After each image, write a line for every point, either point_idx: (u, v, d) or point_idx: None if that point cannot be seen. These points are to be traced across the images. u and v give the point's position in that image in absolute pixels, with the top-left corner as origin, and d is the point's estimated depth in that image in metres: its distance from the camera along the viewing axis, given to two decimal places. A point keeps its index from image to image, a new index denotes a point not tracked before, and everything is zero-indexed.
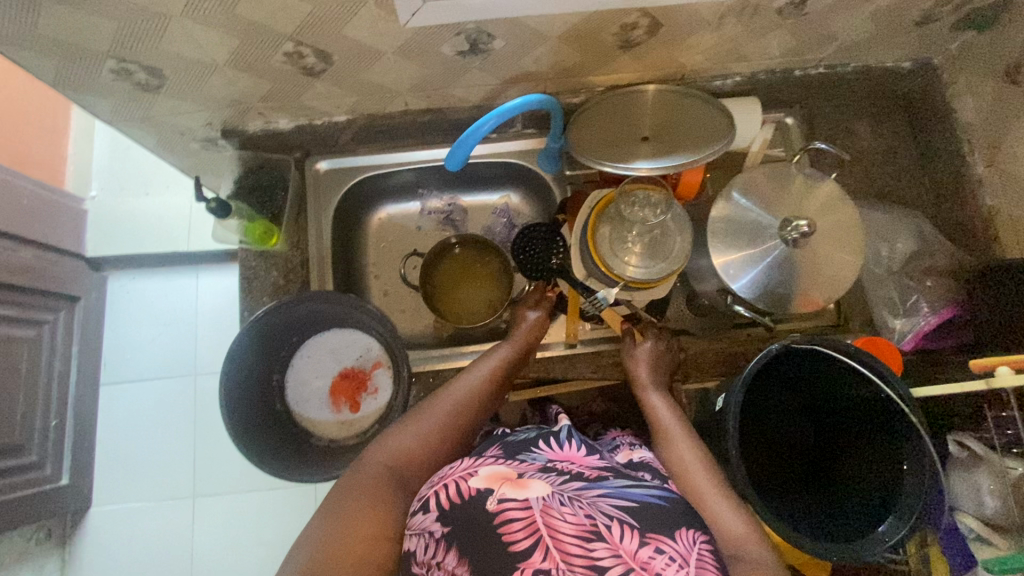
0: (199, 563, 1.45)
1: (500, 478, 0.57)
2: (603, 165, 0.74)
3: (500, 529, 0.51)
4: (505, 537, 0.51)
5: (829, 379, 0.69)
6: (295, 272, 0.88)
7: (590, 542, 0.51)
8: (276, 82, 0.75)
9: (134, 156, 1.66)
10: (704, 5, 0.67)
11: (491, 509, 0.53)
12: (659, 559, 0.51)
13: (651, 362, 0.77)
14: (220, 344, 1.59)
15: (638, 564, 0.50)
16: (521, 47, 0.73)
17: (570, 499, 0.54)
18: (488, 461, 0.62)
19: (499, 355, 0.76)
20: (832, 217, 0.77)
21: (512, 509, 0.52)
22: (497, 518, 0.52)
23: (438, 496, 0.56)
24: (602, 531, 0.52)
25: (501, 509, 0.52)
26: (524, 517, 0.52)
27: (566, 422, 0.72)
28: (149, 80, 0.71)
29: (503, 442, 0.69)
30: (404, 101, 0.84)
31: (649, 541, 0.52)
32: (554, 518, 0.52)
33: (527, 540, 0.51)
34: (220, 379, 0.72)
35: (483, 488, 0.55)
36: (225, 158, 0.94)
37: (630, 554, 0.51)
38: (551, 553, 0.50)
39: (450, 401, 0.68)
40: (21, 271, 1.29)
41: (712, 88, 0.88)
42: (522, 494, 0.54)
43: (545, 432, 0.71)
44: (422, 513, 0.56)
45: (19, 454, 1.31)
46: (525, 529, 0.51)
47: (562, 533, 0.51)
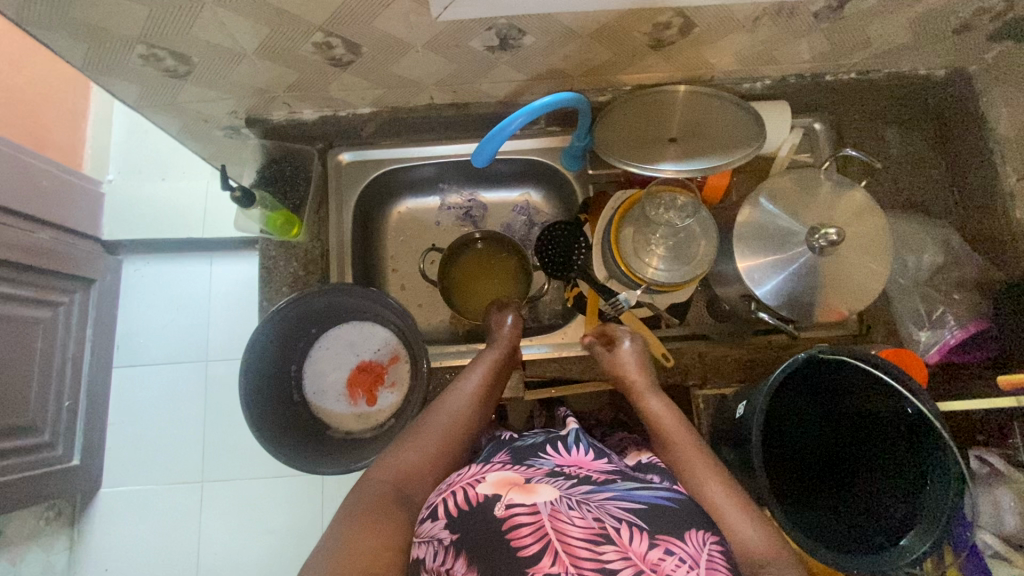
0: (206, 548, 1.47)
1: (507, 483, 0.57)
2: (630, 166, 0.73)
3: (508, 535, 0.50)
4: (513, 542, 0.50)
5: (856, 390, 0.68)
6: (316, 263, 0.89)
7: (599, 545, 0.49)
8: (303, 72, 0.75)
9: (152, 141, 1.66)
10: (739, 6, 0.66)
11: (498, 514, 0.52)
12: (670, 560, 0.49)
13: (638, 365, 0.76)
14: (232, 333, 1.60)
15: (648, 566, 0.49)
16: (551, 44, 0.72)
17: (578, 503, 0.54)
18: (495, 467, 0.62)
19: (488, 363, 0.76)
20: (861, 226, 0.76)
21: (520, 513, 0.51)
22: (506, 523, 0.51)
23: (446, 504, 0.56)
24: (611, 534, 0.51)
25: (510, 514, 0.52)
26: (532, 521, 0.51)
27: (573, 426, 0.74)
28: (177, 67, 0.71)
29: (511, 448, 0.70)
30: (429, 95, 0.84)
31: (659, 543, 0.51)
32: (562, 522, 0.51)
33: (536, 544, 0.49)
34: (240, 369, 0.72)
35: (491, 494, 0.55)
36: (247, 147, 0.94)
37: (639, 556, 0.49)
38: (560, 557, 0.49)
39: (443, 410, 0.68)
40: (39, 252, 1.30)
41: (741, 90, 0.87)
42: (530, 499, 0.54)
43: (552, 436, 0.72)
44: (430, 520, 0.56)
45: (32, 434, 1.32)
46: (533, 533, 0.50)
47: (571, 537, 0.50)
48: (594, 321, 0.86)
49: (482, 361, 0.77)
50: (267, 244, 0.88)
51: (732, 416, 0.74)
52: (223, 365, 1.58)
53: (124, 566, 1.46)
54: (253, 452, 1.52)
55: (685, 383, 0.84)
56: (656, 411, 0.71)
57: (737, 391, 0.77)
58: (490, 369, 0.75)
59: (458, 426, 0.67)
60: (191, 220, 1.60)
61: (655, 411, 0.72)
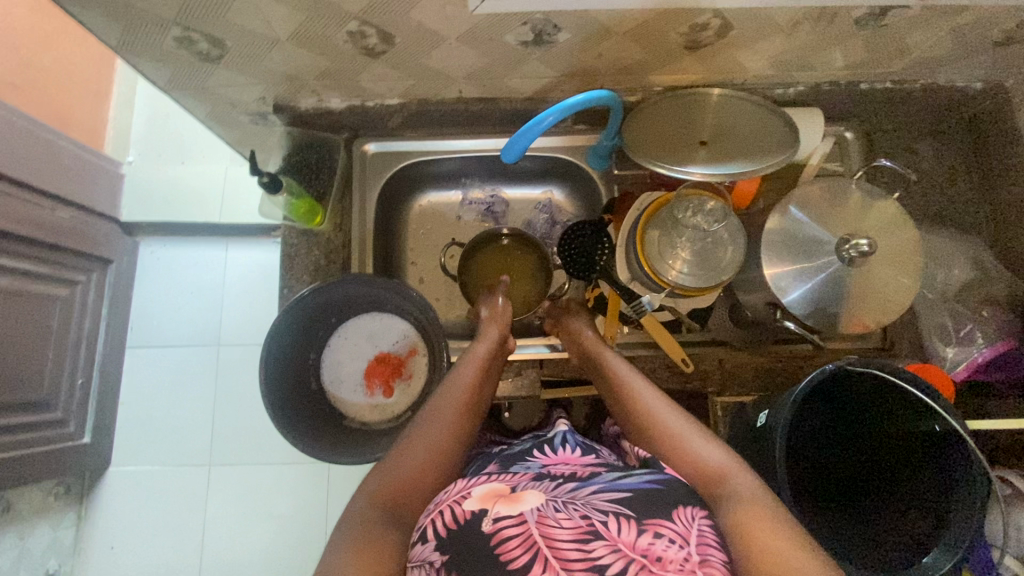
0: (211, 531, 1.48)
1: (493, 495, 0.54)
2: (659, 167, 0.72)
3: (498, 550, 0.48)
4: (503, 557, 0.47)
5: (882, 405, 0.67)
6: (337, 252, 0.89)
7: (588, 542, 0.46)
8: (334, 60, 0.74)
9: (173, 124, 1.67)
10: (780, 8, 0.65)
11: (487, 530, 0.49)
12: (660, 543, 0.47)
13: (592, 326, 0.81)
14: (245, 319, 1.61)
15: (639, 553, 0.46)
16: (586, 41, 0.71)
17: (565, 504, 0.52)
18: (482, 481, 0.60)
19: (470, 356, 0.76)
20: (892, 237, 0.75)
21: (507, 525, 0.48)
22: (494, 539, 0.48)
23: (434, 525, 0.52)
24: (599, 528, 0.48)
25: (497, 528, 0.49)
26: (520, 531, 0.48)
27: (561, 428, 0.77)
28: (210, 50, 0.70)
29: (500, 459, 0.71)
30: (458, 88, 0.83)
31: (648, 527, 0.48)
32: (549, 527, 0.48)
33: (525, 555, 0.47)
34: (261, 355, 0.73)
35: (478, 510, 0.52)
36: (273, 134, 0.94)
37: (629, 544, 0.46)
38: (550, 563, 0.46)
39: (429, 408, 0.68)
40: (58, 230, 1.31)
41: (773, 96, 0.86)
42: (517, 509, 0.51)
43: (539, 441, 0.75)
44: (420, 544, 0.52)
45: (45, 409, 1.33)
46: (521, 544, 0.47)
47: (560, 541, 0.47)
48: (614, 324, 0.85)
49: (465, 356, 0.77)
50: (290, 231, 0.89)
51: (754, 425, 0.73)
52: (235, 350, 1.59)
53: (130, 544, 1.48)
54: (261, 438, 1.53)
55: (704, 390, 0.84)
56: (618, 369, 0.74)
57: (757, 401, 0.77)
58: (474, 362, 0.75)
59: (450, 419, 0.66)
60: (208, 205, 1.61)
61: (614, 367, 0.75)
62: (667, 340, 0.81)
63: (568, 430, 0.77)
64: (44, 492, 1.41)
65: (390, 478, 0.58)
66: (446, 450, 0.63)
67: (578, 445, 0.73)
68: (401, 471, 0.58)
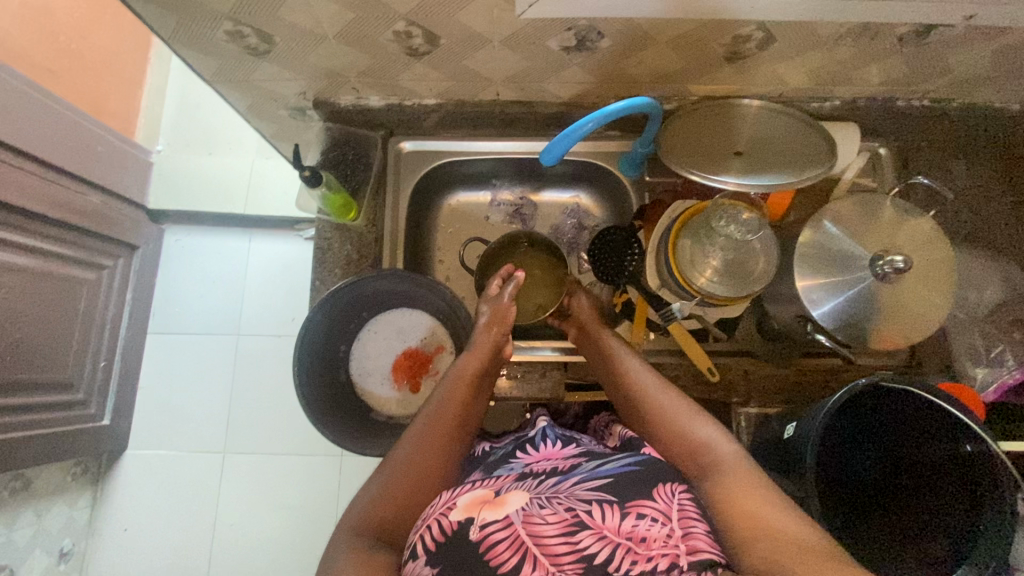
0: (222, 518, 1.49)
1: (477, 502, 0.56)
2: (695, 174, 0.72)
3: (487, 555, 0.50)
4: (493, 562, 0.50)
5: (915, 424, 0.67)
6: (369, 247, 0.90)
7: (574, 535, 0.51)
8: (377, 59, 0.76)
9: (203, 116, 1.70)
10: (824, 22, 0.65)
11: (474, 537, 0.51)
12: (642, 523, 0.52)
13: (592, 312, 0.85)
14: (266, 310, 1.62)
15: (624, 537, 0.51)
16: (627, 48, 0.72)
17: (549, 499, 0.55)
18: (464, 490, 0.61)
19: (453, 371, 0.76)
20: (926, 254, 0.75)
21: (495, 530, 0.51)
22: (483, 545, 0.51)
23: (423, 541, 0.54)
24: (584, 518, 0.52)
25: (485, 534, 0.51)
26: (506, 534, 0.51)
27: (541, 425, 0.80)
28: (258, 45, 0.72)
29: (484, 464, 0.73)
30: (495, 91, 0.84)
31: (631, 510, 0.53)
32: (535, 524, 0.52)
33: (514, 557, 0.50)
34: (294, 347, 0.74)
35: (464, 519, 0.54)
36: (310, 129, 0.96)
37: (614, 530, 0.51)
38: (540, 561, 0.50)
39: (413, 428, 0.68)
40: (87, 214, 1.33)
41: (809, 109, 0.86)
42: (502, 513, 0.54)
43: (522, 441, 0.78)
44: (411, 561, 0.53)
45: (68, 390, 1.36)
46: (509, 546, 0.50)
47: (548, 536, 0.51)
48: (641, 330, 0.86)
49: (450, 371, 0.76)
50: (324, 225, 0.90)
51: (780, 436, 0.74)
52: (254, 340, 1.61)
53: (143, 526, 1.50)
54: (276, 429, 1.54)
55: (730, 401, 0.85)
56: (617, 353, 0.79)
57: (782, 412, 0.78)
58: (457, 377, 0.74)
59: (434, 436, 0.66)
60: (234, 196, 1.63)
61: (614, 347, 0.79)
62: (695, 350, 0.82)
63: (547, 425, 0.80)
64: (62, 472, 1.43)
65: (375, 506, 0.59)
66: (432, 469, 0.63)
67: (558, 438, 0.77)
68: (385, 497, 0.60)
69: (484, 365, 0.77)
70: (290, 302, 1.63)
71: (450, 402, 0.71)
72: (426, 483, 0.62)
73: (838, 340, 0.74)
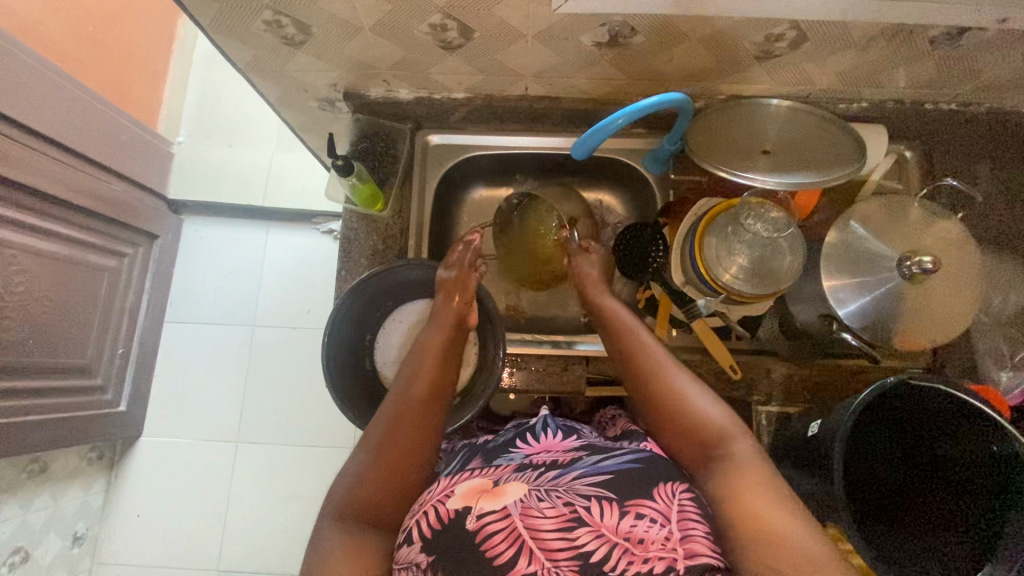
0: (233, 506, 1.50)
1: (476, 492, 0.59)
2: (722, 169, 0.73)
3: (482, 545, 0.53)
4: (488, 552, 0.52)
5: (946, 426, 0.66)
6: (395, 238, 0.92)
7: (572, 530, 0.52)
8: (410, 51, 0.76)
9: (223, 107, 1.71)
10: (858, 22, 0.66)
11: (470, 527, 0.54)
12: (640, 524, 0.53)
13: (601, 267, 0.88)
14: (281, 300, 1.63)
15: (621, 537, 0.52)
16: (658, 45, 0.73)
17: (548, 492, 0.57)
18: (463, 479, 0.65)
19: (420, 347, 0.78)
20: (954, 256, 0.75)
21: (492, 521, 0.54)
22: (479, 535, 0.53)
23: (419, 528, 0.57)
24: (582, 514, 0.54)
25: (481, 525, 0.54)
26: (504, 526, 0.53)
27: (542, 414, 0.82)
28: (295, 35, 0.73)
29: (484, 451, 0.76)
30: (524, 86, 0.85)
31: (630, 509, 0.54)
32: (533, 518, 0.53)
33: (510, 549, 0.52)
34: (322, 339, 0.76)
35: (462, 508, 0.57)
36: (338, 120, 0.97)
37: (611, 529, 0.53)
38: (535, 555, 0.51)
39: (386, 404, 0.71)
40: (110, 202, 1.35)
41: (836, 111, 0.86)
42: (500, 504, 0.56)
43: (522, 429, 0.80)
44: (406, 545, 0.57)
45: (86, 375, 1.37)
46: (505, 538, 0.52)
47: (544, 530, 0.52)
48: (665, 326, 0.86)
49: (417, 348, 0.79)
50: (351, 216, 0.92)
51: (807, 434, 0.74)
52: (268, 331, 1.61)
53: (155, 512, 1.51)
54: (289, 420, 1.55)
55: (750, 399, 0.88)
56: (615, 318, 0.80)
57: (805, 412, 0.79)
58: (425, 354, 0.77)
59: (409, 413, 0.68)
60: (253, 188, 1.64)
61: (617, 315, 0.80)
62: (718, 348, 0.82)
63: (549, 414, 0.82)
64: (78, 456, 1.45)
65: (357, 489, 0.61)
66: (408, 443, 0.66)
67: (558, 428, 0.78)
68: (368, 479, 0.62)
69: (449, 341, 0.80)
70: (305, 294, 1.63)
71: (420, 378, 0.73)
72: (407, 460, 0.65)
73: (864, 339, 0.75)
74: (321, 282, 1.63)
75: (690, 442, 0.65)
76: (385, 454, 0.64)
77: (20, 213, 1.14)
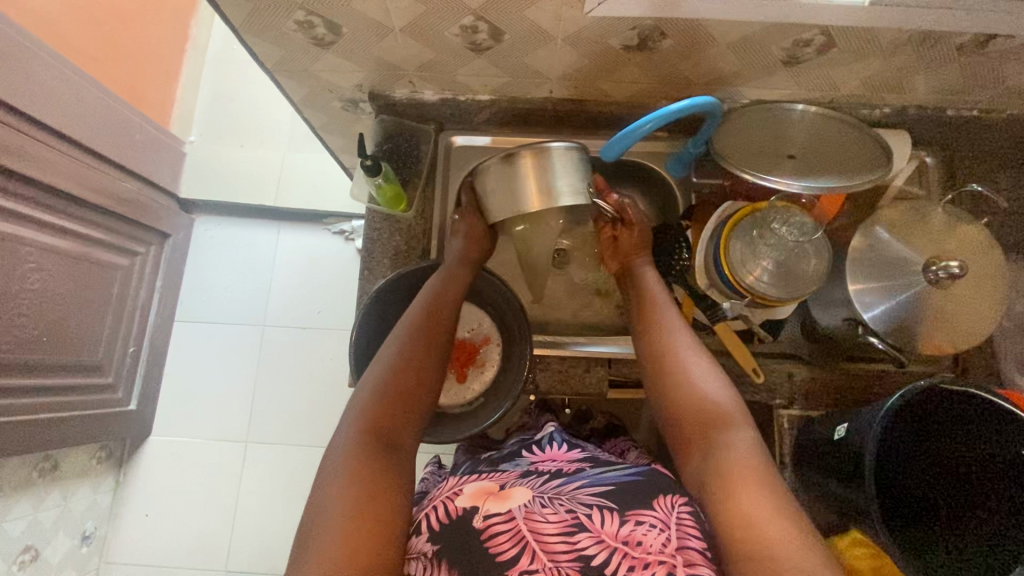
0: (244, 507, 1.48)
1: (483, 493, 0.61)
2: (748, 173, 0.73)
3: (487, 542, 0.54)
4: (492, 549, 0.54)
5: (967, 429, 0.68)
6: (418, 239, 0.94)
7: (573, 534, 0.54)
8: (438, 53, 0.77)
9: (234, 107, 1.71)
10: (886, 29, 0.66)
11: (477, 525, 0.55)
12: (639, 530, 0.54)
13: (634, 245, 0.85)
14: (292, 300, 1.61)
15: (620, 541, 0.53)
16: (687, 49, 0.73)
17: (551, 499, 0.58)
18: (471, 480, 0.67)
19: (430, 288, 0.77)
20: (980, 262, 0.75)
21: (497, 521, 0.55)
22: (485, 533, 0.54)
23: (428, 520, 0.59)
24: (583, 520, 0.55)
25: (488, 524, 0.55)
26: (509, 526, 0.54)
27: (548, 431, 0.82)
28: (325, 35, 0.73)
29: (490, 460, 0.77)
30: (549, 89, 0.86)
31: (630, 518, 0.55)
32: (536, 521, 0.55)
33: (514, 548, 0.53)
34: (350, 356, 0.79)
35: (469, 506, 0.58)
36: (363, 120, 0.97)
37: (611, 534, 0.54)
38: (538, 554, 0.52)
39: (393, 339, 0.71)
40: (123, 200, 1.35)
41: (859, 116, 0.87)
42: (505, 506, 0.57)
43: (528, 443, 0.80)
44: (415, 536, 0.59)
45: (98, 373, 1.37)
46: (510, 538, 0.54)
47: (547, 533, 0.53)
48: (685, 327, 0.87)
49: (431, 280, 0.79)
50: (374, 216, 0.94)
51: (829, 438, 0.75)
52: (279, 332, 1.60)
53: (163, 512, 1.49)
54: (299, 420, 1.53)
55: (772, 402, 0.87)
56: (647, 286, 0.81)
57: (826, 415, 0.80)
58: (434, 294, 0.76)
59: (421, 334, 0.72)
60: (265, 188, 1.64)
61: (647, 288, 0.81)
62: (741, 351, 0.84)
63: (554, 428, 0.83)
64: (88, 454, 1.44)
65: (365, 417, 0.63)
66: (413, 385, 0.68)
67: (564, 440, 0.79)
68: (377, 407, 0.64)
69: (460, 273, 0.81)
70: (316, 294, 1.62)
71: (432, 303, 0.75)
72: (411, 400, 0.67)
73: (888, 343, 0.74)
74: (334, 283, 1.63)
75: (698, 431, 0.64)
76: (393, 391, 0.66)
77: (35, 208, 1.15)
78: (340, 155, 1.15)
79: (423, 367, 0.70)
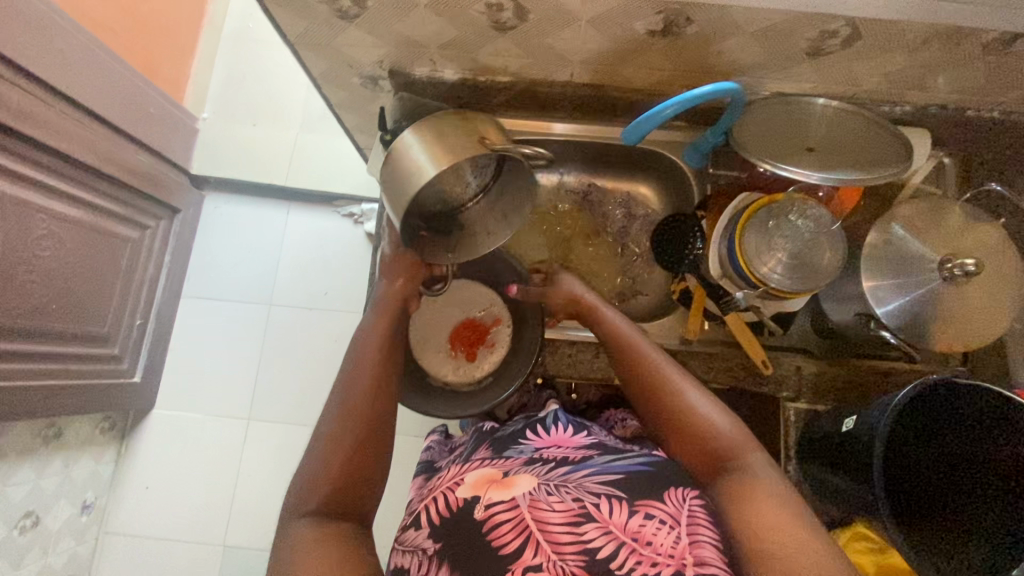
0: (243, 483, 1.49)
1: (485, 482, 0.61)
2: (766, 162, 0.73)
3: (490, 533, 0.54)
4: (495, 540, 0.54)
5: (979, 428, 0.69)
6: None
7: (579, 525, 0.53)
8: (461, 30, 0.76)
9: (248, 85, 1.71)
10: (914, 24, 0.66)
11: (479, 516, 0.56)
12: (648, 525, 0.54)
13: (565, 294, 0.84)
14: (299, 280, 1.62)
15: (629, 536, 0.53)
16: (711, 37, 0.73)
17: (556, 487, 0.58)
18: (475, 466, 0.67)
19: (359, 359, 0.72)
20: (996, 261, 0.75)
21: (500, 511, 0.55)
22: (486, 524, 0.55)
23: (428, 513, 0.61)
24: (591, 510, 0.55)
25: (490, 514, 0.56)
26: (512, 516, 0.54)
27: (552, 411, 0.83)
28: (350, 8, 0.73)
29: (493, 442, 0.77)
30: (570, 73, 0.86)
31: (639, 510, 0.55)
32: (542, 511, 0.54)
33: (517, 539, 0.53)
34: None
35: (470, 497, 0.59)
36: (381, 98, 0.97)
37: (620, 527, 0.53)
38: (541, 547, 0.52)
39: (325, 419, 0.67)
40: (134, 172, 1.35)
41: (880, 112, 0.86)
42: (509, 495, 0.57)
43: (532, 422, 0.81)
44: (415, 529, 0.62)
45: (104, 344, 1.37)
46: (513, 528, 0.54)
47: (552, 524, 0.53)
48: (699, 317, 0.87)
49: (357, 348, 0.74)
50: None
51: (836, 435, 0.75)
52: (286, 310, 1.60)
53: (164, 486, 1.50)
54: (301, 400, 1.54)
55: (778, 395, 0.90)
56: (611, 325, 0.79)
57: (830, 411, 0.81)
58: (366, 357, 0.72)
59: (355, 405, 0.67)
60: (277, 168, 1.65)
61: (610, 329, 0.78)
62: (751, 341, 0.85)
63: (560, 409, 0.83)
64: (91, 425, 1.44)
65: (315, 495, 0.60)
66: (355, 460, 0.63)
67: (570, 423, 0.79)
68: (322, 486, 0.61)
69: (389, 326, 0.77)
70: (324, 275, 1.62)
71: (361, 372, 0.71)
72: (354, 474, 0.63)
73: (899, 338, 0.75)
74: (341, 265, 1.63)
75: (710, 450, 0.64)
76: (332, 471, 0.62)
77: (47, 175, 1.15)
78: (355, 134, 1.15)
79: (375, 425, 0.67)
